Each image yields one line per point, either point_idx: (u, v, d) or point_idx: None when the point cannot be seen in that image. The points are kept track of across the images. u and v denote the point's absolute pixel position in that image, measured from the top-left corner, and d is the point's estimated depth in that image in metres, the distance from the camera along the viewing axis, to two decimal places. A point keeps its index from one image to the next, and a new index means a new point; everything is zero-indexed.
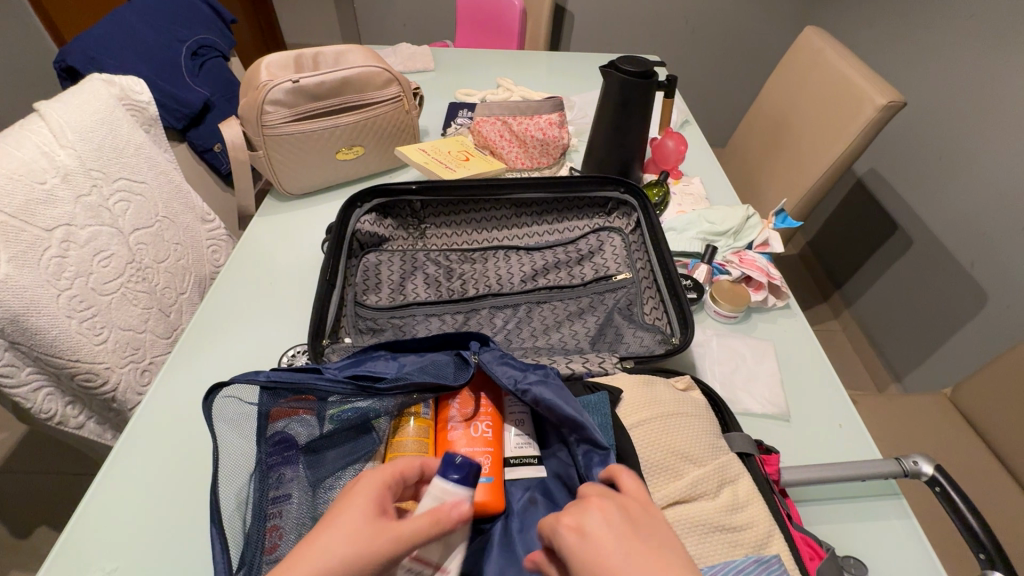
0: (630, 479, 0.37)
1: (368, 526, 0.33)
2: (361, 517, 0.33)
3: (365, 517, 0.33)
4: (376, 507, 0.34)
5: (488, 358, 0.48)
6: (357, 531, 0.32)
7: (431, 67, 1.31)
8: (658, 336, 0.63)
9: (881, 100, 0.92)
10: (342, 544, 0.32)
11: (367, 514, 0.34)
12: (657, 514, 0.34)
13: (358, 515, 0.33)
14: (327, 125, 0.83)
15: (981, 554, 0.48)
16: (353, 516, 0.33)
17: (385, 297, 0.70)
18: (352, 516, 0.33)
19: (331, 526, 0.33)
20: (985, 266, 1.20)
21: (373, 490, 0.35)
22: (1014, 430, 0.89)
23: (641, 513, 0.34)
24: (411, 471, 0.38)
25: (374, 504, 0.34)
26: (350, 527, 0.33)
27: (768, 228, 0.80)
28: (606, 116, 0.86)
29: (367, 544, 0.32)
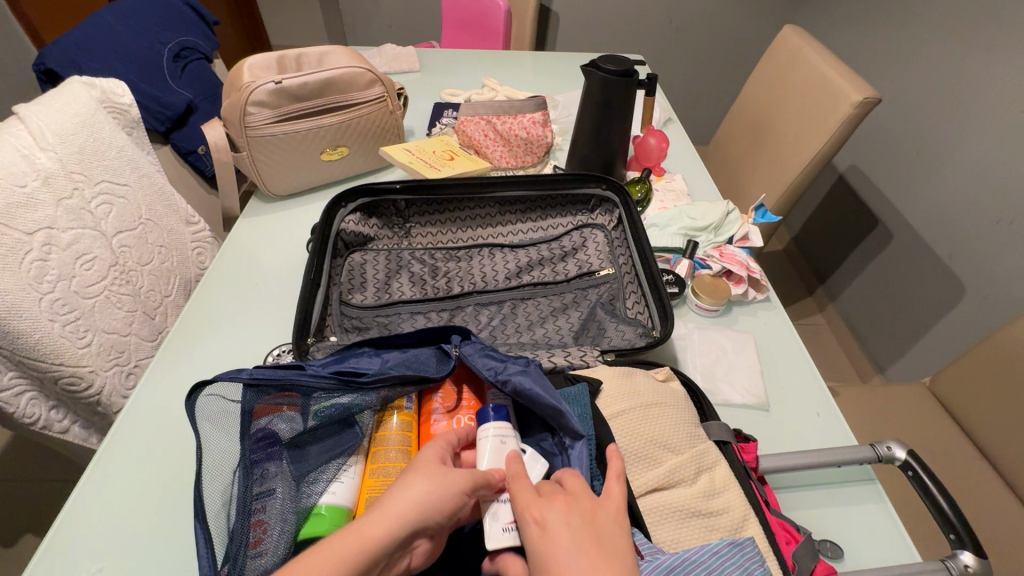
0: (617, 484, 0.40)
1: (441, 471, 0.38)
2: (432, 464, 0.39)
3: (435, 465, 0.38)
4: (441, 458, 0.40)
5: (469, 351, 0.49)
6: (432, 475, 0.38)
7: (416, 68, 1.32)
8: (640, 329, 0.65)
9: (856, 97, 0.94)
10: (423, 487, 0.37)
11: (437, 462, 0.39)
12: (620, 531, 0.37)
13: (430, 463, 0.39)
14: (311, 125, 0.83)
15: (952, 535, 0.49)
16: (426, 464, 0.38)
17: (371, 296, 0.71)
18: (424, 465, 0.38)
19: (407, 475, 0.38)
20: (962, 259, 1.22)
21: (436, 447, 0.41)
22: (990, 417, 0.91)
23: (609, 530, 0.37)
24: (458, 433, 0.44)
25: (440, 456, 0.40)
26: (424, 473, 0.38)
27: (748, 222, 0.82)
28: (589, 115, 0.87)
29: (446, 484, 0.37)
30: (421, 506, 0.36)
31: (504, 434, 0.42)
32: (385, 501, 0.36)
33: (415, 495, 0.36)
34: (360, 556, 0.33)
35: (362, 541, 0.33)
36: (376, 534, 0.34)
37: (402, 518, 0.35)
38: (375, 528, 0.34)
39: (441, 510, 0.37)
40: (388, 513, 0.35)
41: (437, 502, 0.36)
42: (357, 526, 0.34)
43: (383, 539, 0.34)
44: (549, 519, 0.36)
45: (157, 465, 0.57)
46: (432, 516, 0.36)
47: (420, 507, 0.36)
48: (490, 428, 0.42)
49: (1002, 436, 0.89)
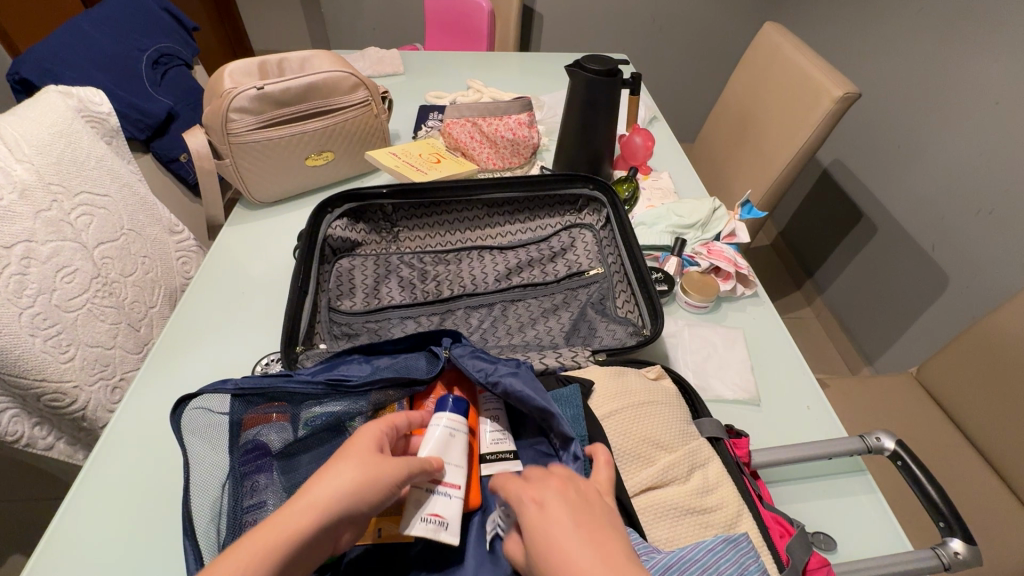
0: (606, 469, 0.41)
1: (370, 458, 0.38)
2: (364, 451, 0.38)
3: (366, 452, 0.38)
4: (375, 444, 0.39)
5: (461, 352, 0.49)
6: (361, 462, 0.37)
7: (400, 71, 1.32)
8: (630, 328, 0.65)
9: (837, 92, 0.95)
10: (350, 474, 0.37)
11: (369, 449, 0.39)
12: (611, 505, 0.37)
13: (361, 451, 0.38)
14: (294, 131, 0.82)
15: (940, 522, 0.50)
16: (357, 451, 0.38)
17: (360, 301, 0.70)
18: (355, 451, 0.38)
19: (336, 463, 0.37)
20: (945, 249, 1.24)
21: (373, 431, 0.40)
22: (976, 405, 0.92)
23: (602, 505, 0.37)
24: (406, 421, 0.44)
25: (376, 441, 0.40)
26: (352, 460, 0.37)
27: (734, 219, 0.83)
28: (574, 115, 0.87)
29: (374, 472, 0.37)
30: (347, 496, 0.36)
31: (455, 427, 0.44)
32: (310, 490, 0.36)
33: (340, 484, 0.36)
34: (279, 548, 0.33)
35: (283, 532, 0.33)
36: (299, 523, 0.34)
37: (326, 507, 0.35)
38: (296, 518, 0.34)
39: (368, 499, 0.36)
40: (311, 502, 0.35)
41: (363, 491, 0.36)
42: (278, 516, 0.34)
43: (305, 530, 0.34)
44: (545, 497, 0.37)
45: (145, 479, 0.56)
46: (357, 505, 0.36)
47: (345, 496, 0.36)
48: (443, 418, 0.44)
49: (988, 424, 0.90)
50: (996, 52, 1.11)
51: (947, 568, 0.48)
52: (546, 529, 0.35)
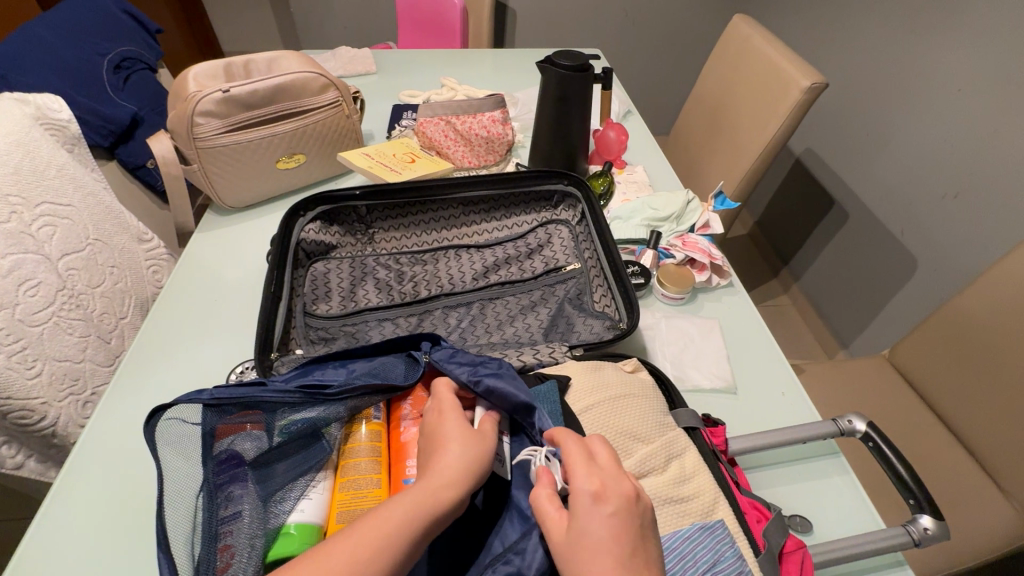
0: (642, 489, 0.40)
1: (468, 431, 0.40)
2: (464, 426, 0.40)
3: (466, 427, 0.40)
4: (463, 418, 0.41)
5: (439, 355, 0.47)
6: (464, 436, 0.39)
7: (372, 70, 1.30)
8: (607, 322, 0.65)
9: (805, 83, 0.97)
10: (462, 450, 0.38)
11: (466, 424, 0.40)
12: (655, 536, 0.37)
13: (457, 428, 0.40)
14: (263, 134, 0.81)
15: (911, 500, 0.52)
16: (456, 426, 0.40)
17: (336, 304, 0.70)
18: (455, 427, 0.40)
19: (443, 442, 0.39)
20: (914, 234, 1.28)
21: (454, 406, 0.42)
22: (947, 385, 0.95)
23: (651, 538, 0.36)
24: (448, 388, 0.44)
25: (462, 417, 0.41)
26: (456, 435, 0.39)
27: (708, 210, 0.83)
28: (547, 111, 0.87)
29: (480, 445, 0.39)
30: (472, 469, 0.38)
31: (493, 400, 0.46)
32: (430, 467, 0.37)
33: (456, 457, 0.38)
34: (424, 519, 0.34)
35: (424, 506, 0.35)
36: (437, 497, 0.35)
37: (455, 480, 0.36)
38: (430, 490, 0.35)
39: (484, 468, 0.38)
40: (439, 477, 0.36)
41: (481, 464, 0.38)
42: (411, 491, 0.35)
43: (445, 501, 0.35)
44: (608, 496, 0.36)
45: (119, 494, 0.55)
46: (479, 476, 0.38)
47: (466, 468, 0.37)
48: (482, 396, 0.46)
49: (957, 402, 0.94)
50: (956, 41, 1.14)
51: (917, 544, 0.50)
52: (597, 530, 0.34)
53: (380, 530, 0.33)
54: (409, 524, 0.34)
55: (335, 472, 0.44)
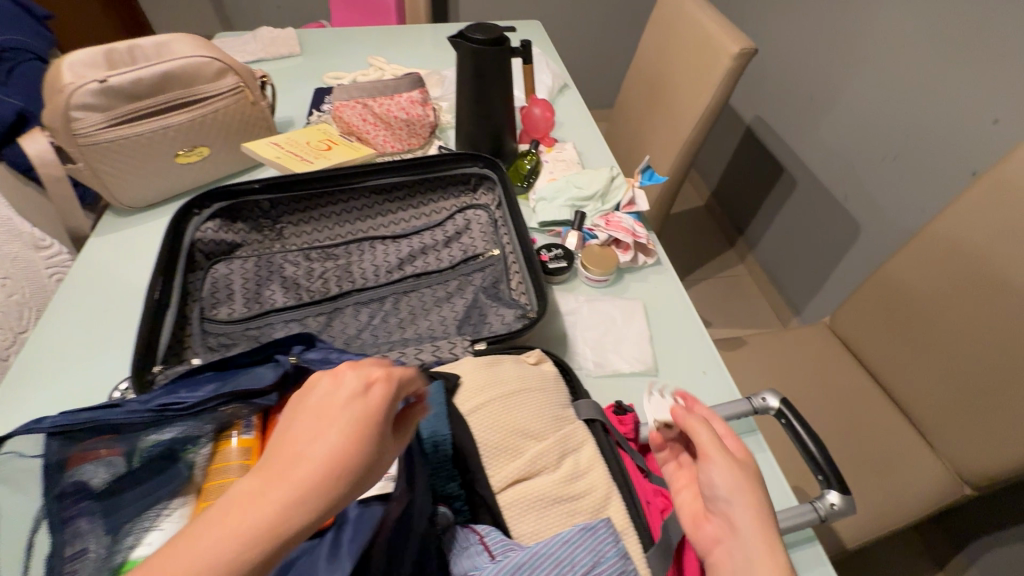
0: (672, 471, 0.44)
1: (355, 417, 0.29)
2: (351, 413, 0.29)
3: (355, 414, 0.29)
4: (363, 396, 0.29)
5: (313, 358, 0.44)
6: (344, 427, 0.28)
7: (296, 51, 1.23)
8: (518, 311, 0.62)
9: (734, 49, 0.94)
10: (334, 447, 0.28)
11: (357, 406, 0.29)
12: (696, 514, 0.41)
13: (344, 407, 0.29)
14: (155, 127, 0.75)
15: (821, 477, 0.51)
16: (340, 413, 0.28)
17: (240, 308, 0.66)
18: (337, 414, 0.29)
19: (311, 429, 0.28)
20: (856, 199, 1.28)
21: (362, 374, 0.30)
22: (885, 351, 0.96)
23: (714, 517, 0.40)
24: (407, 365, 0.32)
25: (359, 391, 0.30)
26: (334, 424, 0.28)
27: (633, 186, 0.80)
28: (467, 91, 0.83)
29: (358, 434, 0.28)
30: (335, 466, 0.27)
31: None
32: (278, 472, 0.27)
33: (313, 456, 0.27)
34: (246, 560, 0.24)
35: (248, 536, 0.24)
36: (267, 519, 0.25)
37: (305, 493, 0.26)
38: (262, 514, 0.25)
39: (353, 478, 0.28)
40: (281, 493, 0.26)
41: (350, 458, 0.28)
42: (236, 519, 0.25)
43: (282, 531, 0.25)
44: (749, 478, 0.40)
45: None
46: (342, 478, 0.27)
47: (325, 478, 0.27)
48: None
49: (891, 364, 0.95)
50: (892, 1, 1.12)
51: (823, 520, 0.49)
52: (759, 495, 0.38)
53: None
54: (222, 563, 0.24)
55: (197, 494, 0.41)
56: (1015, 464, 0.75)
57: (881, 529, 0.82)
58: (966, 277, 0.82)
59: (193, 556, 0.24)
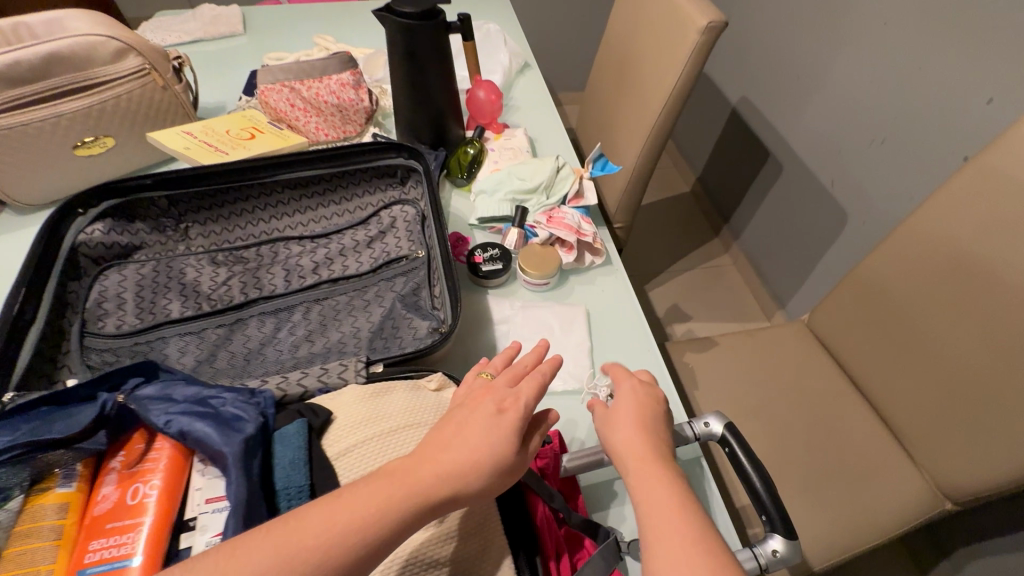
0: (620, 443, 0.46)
1: (493, 430, 0.36)
2: (489, 426, 0.36)
3: (489, 425, 0.36)
4: (498, 416, 0.37)
5: (145, 395, 0.38)
6: (480, 434, 0.36)
7: (238, 31, 1.13)
8: (433, 324, 0.55)
9: (702, 22, 0.85)
10: (469, 449, 0.35)
11: (494, 418, 0.36)
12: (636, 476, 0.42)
13: (485, 413, 0.37)
14: (44, 115, 0.67)
15: (764, 516, 0.45)
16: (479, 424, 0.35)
17: (131, 319, 0.59)
18: (476, 424, 0.36)
19: (452, 432, 0.36)
20: (844, 185, 1.19)
21: (497, 400, 0.38)
22: (864, 352, 0.89)
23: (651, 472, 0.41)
24: (543, 372, 0.40)
25: (493, 399, 0.38)
26: (472, 430, 0.36)
27: (581, 177, 0.73)
28: (398, 71, 0.73)
29: (502, 432, 0.36)
30: (476, 458, 0.35)
31: None
32: (427, 459, 0.34)
33: (462, 450, 0.35)
34: (397, 513, 0.32)
35: (401, 499, 0.32)
36: (424, 486, 0.33)
37: (444, 475, 0.34)
38: (416, 479, 0.33)
39: (489, 474, 0.35)
40: (434, 471, 0.34)
41: (493, 451, 0.35)
42: (394, 482, 0.33)
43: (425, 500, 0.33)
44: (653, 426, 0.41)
45: None
46: (487, 466, 0.35)
47: (467, 470, 0.34)
48: None
49: (872, 369, 0.88)
50: None
51: (764, 569, 0.43)
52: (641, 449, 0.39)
53: (348, 520, 0.31)
54: (375, 515, 0.31)
55: None
56: (998, 480, 0.68)
57: (856, 550, 0.76)
58: (951, 273, 0.74)
59: (358, 508, 0.31)
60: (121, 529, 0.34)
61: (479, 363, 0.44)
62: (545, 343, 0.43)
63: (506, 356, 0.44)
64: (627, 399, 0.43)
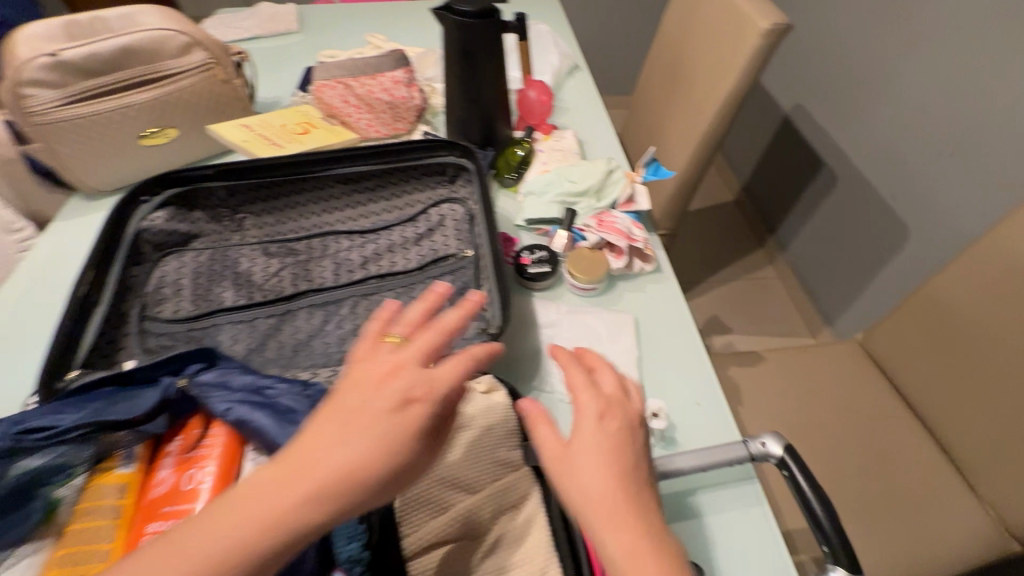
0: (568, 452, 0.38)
1: (384, 431, 0.29)
2: (383, 425, 0.29)
3: (381, 424, 0.29)
4: (396, 407, 0.30)
5: (206, 380, 0.39)
6: (370, 434, 0.29)
7: (295, 28, 1.16)
8: (480, 325, 0.55)
9: (764, 25, 0.82)
10: (354, 453, 0.28)
11: (385, 418, 0.29)
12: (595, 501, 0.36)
13: (376, 417, 0.29)
14: (115, 106, 0.69)
15: (825, 546, 0.42)
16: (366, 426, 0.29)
17: (186, 305, 0.60)
18: (371, 422, 0.29)
19: (335, 433, 0.29)
20: (906, 201, 1.13)
21: (397, 389, 0.30)
22: (924, 377, 0.84)
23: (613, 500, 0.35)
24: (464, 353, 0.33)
25: (383, 396, 0.30)
26: (363, 431, 0.29)
27: (634, 181, 0.71)
28: (451, 70, 0.73)
29: (391, 433, 0.29)
30: (362, 467, 0.28)
31: None
32: (305, 467, 0.28)
33: (343, 456, 0.28)
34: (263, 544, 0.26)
35: (266, 526, 0.26)
36: (295, 505, 0.27)
37: (321, 489, 0.27)
38: (288, 495, 0.27)
39: (380, 482, 0.29)
40: (304, 485, 0.27)
41: (382, 458, 0.29)
42: (262, 494, 0.27)
43: (294, 523, 0.27)
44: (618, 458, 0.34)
45: None
46: (373, 474, 0.28)
47: (348, 478, 0.28)
48: None
49: (935, 396, 0.82)
50: None
51: None
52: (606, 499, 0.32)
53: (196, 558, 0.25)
54: (241, 548, 0.26)
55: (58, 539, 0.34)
56: None
57: None
58: None
59: (217, 539, 0.26)
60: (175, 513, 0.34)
61: (386, 318, 0.36)
62: (473, 304, 0.36)
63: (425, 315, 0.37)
64: (590, 429, 0.35)
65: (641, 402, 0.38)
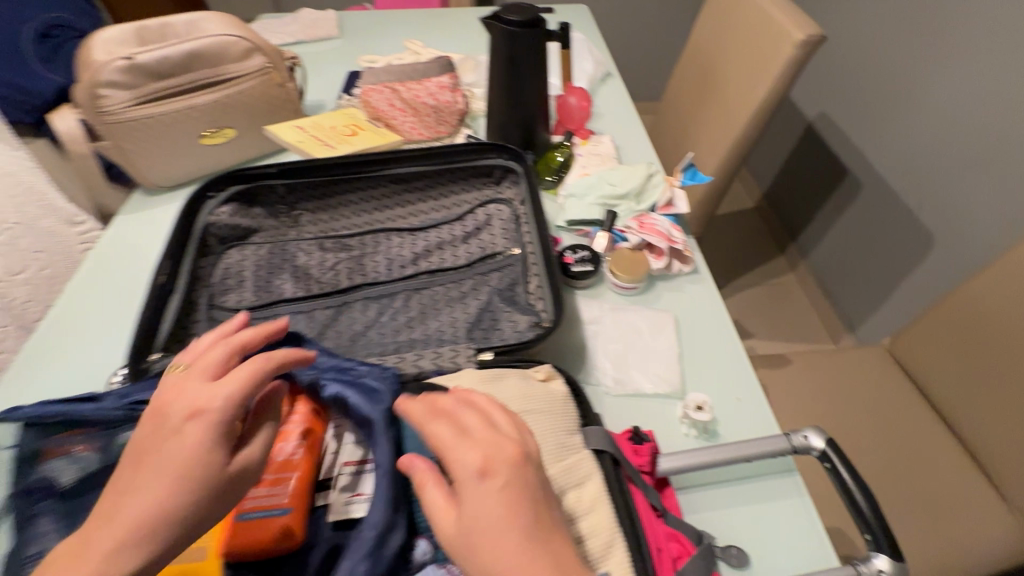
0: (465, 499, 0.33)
1: (169, 460, 0.30)
2: (168, 452, 0.31)
3: (169, 452, 0.30)
4: (179, 431, 0.31)
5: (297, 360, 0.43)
6: (161, 468, 0.30)
7: (335, 34, 1.21)
8: (532, 319, 0.58)
9: (798, 36, 0.85)
10: (150, 487, 0.30)
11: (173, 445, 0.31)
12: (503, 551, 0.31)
13: (169, 453, 0.31)
14: (180, 106, 0.73)
15: (868, 535, 0.44)
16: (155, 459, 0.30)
17: (249, 295, 0.63)
18: (158, 453, 0.31)
19: (135, 472, 0.30)
20: (932, 209, 1.15)
21: (177, 412, 0.32)
22: (951, 383, 0.85)
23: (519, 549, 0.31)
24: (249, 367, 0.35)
25: (166, 429, 0.32)
26: (156, 463, 0.30)
27: (673, 185, 0.74)
28: (497, 76, 0.76)
29: (181, 460, 0.30)
30: (172, 494, 0.30)
31: None
32: (109, 513, 0.29)
33: (147, 492, 0.29)
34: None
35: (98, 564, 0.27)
36: (124, 542, 0.28)
37: (138, 523, 0.29)
38: (107, 536, 0.28)
39: (192, 504, 0.30)
40: (119, 523, 0.28)
41: (183, 484, 0.30)
42: (88, 536, 0.28)
43: (117, 561, 0.28)
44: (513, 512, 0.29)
45: None
46: (182, 498, 0.30)
47: (158, 507, 0.29)
48: None
49: (962, 401, 0.83)
50: None
51: None
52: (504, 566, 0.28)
53: None
54: None
55: None
56: None
57: None
58: None
59: None
60: (274, 481, 0.38)
61: (187, 357, 0.38)
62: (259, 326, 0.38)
63: (230, 350, 0.36)
64: (475, 490, 0.30)
65: (522, 436, 0.33)
